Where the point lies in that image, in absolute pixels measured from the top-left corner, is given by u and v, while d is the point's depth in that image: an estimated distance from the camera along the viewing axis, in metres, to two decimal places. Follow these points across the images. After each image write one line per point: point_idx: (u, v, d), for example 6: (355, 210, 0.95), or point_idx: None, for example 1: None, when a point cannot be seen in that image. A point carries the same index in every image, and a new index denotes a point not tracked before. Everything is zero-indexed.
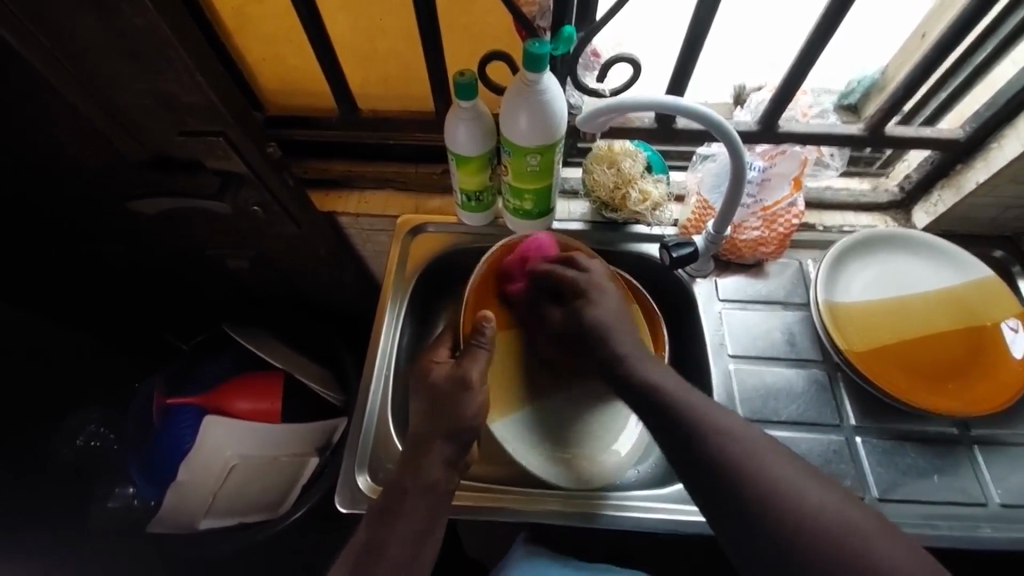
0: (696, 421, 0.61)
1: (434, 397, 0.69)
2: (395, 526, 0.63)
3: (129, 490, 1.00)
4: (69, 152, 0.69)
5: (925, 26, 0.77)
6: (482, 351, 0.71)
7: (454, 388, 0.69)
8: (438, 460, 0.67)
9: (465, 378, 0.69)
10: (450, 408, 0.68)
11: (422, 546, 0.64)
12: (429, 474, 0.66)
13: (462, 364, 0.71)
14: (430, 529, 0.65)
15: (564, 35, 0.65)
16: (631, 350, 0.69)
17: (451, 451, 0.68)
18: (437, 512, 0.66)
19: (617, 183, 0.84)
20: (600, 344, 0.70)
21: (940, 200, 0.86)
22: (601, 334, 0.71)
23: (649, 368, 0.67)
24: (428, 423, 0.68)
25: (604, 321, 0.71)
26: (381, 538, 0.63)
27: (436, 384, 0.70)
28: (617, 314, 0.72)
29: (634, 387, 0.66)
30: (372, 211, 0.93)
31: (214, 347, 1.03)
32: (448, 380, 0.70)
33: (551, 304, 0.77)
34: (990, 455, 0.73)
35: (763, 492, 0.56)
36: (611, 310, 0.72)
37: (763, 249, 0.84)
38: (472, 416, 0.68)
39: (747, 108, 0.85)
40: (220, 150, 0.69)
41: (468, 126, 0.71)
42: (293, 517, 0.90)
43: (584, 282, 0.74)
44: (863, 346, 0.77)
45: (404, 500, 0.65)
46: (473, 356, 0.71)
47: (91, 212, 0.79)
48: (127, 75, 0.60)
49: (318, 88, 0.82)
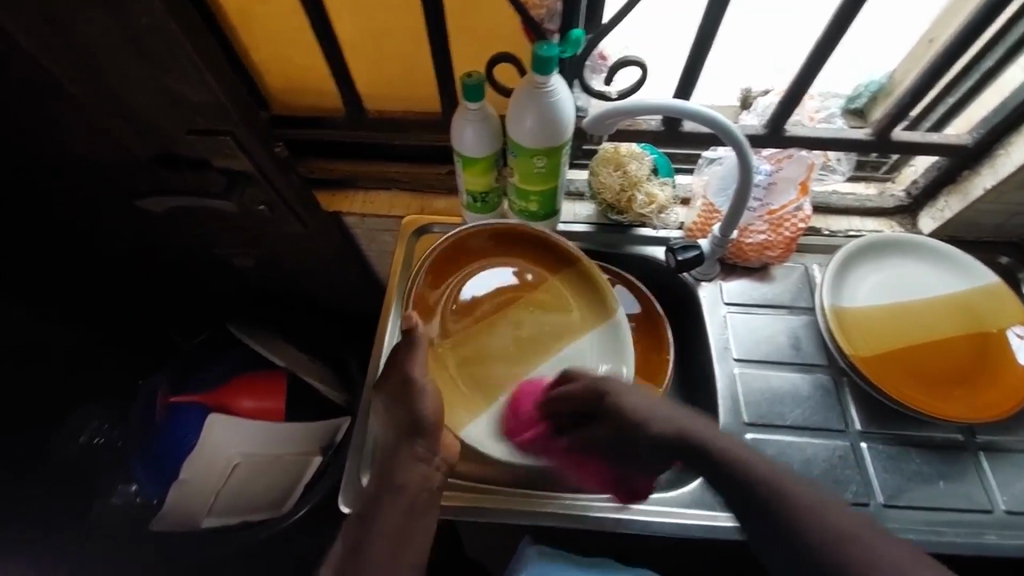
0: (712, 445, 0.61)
1: (392, 399, 0.68)
2: (372, 528, 0.63)
3: (132, 488, 0.98)
4: (78, 148, 0.69)
5: (932, 32, 0.78)
6: (420, 346, 0.69)
7: (403, 388, 0.67)
8: (412, 463, 0.66)
9: (409, 378, 0.67)
10: (405, 412, 0.66)
11: (405, 544, 0.63)
12: (400, 476, 0.65)
13: (402, 364, 0.68)
14: (410, 530, 0.64)
15: (574, 37, 0.65)
16: (659, 416, 0.64)
17: (420, 448, 0.66)
18: (416, 508, 0.65)
19: (623, 185, 0.83)
20: (647, 437, 0.64)
21: (947, 205, 0.86)
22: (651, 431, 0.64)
23: (692, 424, 0.63)
24: (397, 423, 0.67)
25: (642, 412, 0.65)
26: (359, 540, 0.63)
27: (390, 384, 0.69)
28: (653, 402, 0.65)
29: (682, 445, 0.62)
30: (377, 212, 0.93)
31: (217, 345, 1.03)
32: (396, 381, 0.68)
33: (582, 418, 0.70)
34: (995, 462, 0.72)
35: (834, 536, 0.52)
36: (641, 394, 0.67)
37: (769, 253, 0.83)
38: (432, 412, 0.67)
39: (754, 111, 0.84)
40: (228, 149, 0.70)
41: (475, 127, 0.72)
42: (296, 515, 0.94)
43: (598, 381, 0.69)
44: (868, 352, 0.76)
45: (379, 503, 0.64)
46: (411, 350, 0.68)
47: (98, 209, 0.80)
48: (137, 74, 0.60)
49: (325, 88, 0.82)
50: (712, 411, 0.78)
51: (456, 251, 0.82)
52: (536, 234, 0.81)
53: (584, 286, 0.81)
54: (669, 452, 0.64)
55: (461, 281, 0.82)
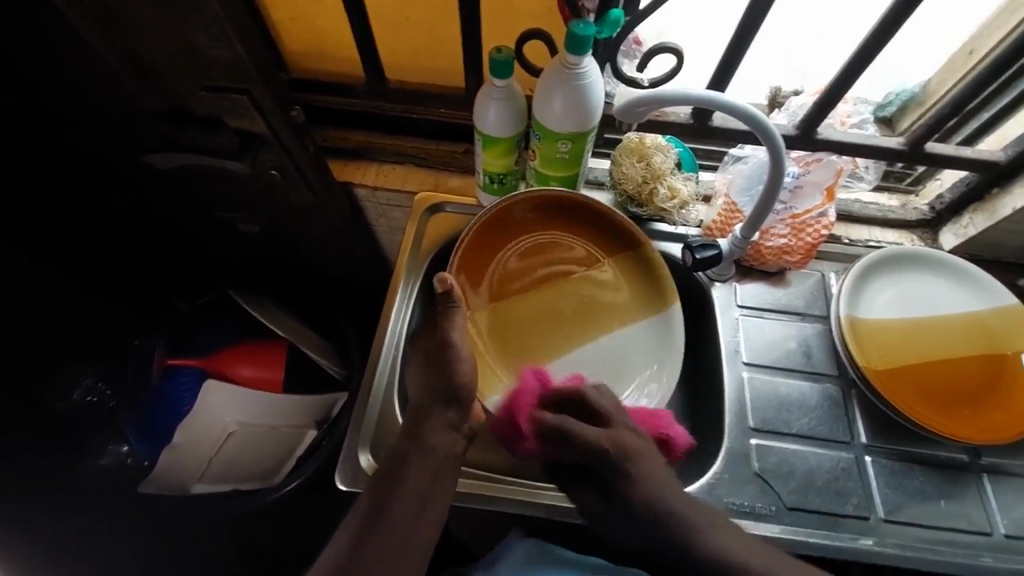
0: (672, 510, 0.63)
1: (428, 359, 0.69)
2: (398, 488, 0.63)
3: (123, 449, 1.01)
4: (83, 94, 0.66)
5: (973, 43, 0.75)
6: (460, 312, 0.67)
7: (441, 350, 0.67)
8: (441, 427, 0.66)
9: (448, 340, 0.66)
10: (443, 371, 0.66)
11: (427, 510, 0.63)
12: (430, 438, 0.65)
13: (442, 327, 0.67)
14: (433, 491, 0.64)
15: (611, 18, 0.62)
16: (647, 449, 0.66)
17: (452, 416, 0.67)
18: (440, 473, 0.65)
19: (646, 177, 0.81)
20: (649, 523, 0.63)
21: (971, 223, 0.84)
22: (653, 514, 0.63)
23: (705, 523, 0.62)
24: (429, 386, 0.68)
25: (644, 495, 0.63)
26: (383, 500, 0.63)
27: (426, 346, 0.69)
28: (650, 480, 0.64)
29: (663, 527, 0.62)
30: (390, 186, 0.91)
31: (217, 311, 1.02)
32: (433, 344, 0.68)
33: (573, 477, 0.67)
34: (998, 485, 0.72)
35: None
36: (652, 475, 0.64)
37: (788, 258, 0.81)
38: (467, 376, 0.67)
39: (785, 111, 0.80)
40: (244, 109, 0.67)
41: (500, 106, 0.69)
42: (284, 490, 0.89)
43: (604, 440, 0.63)
44: (881, 365, 0.75)
45: (406, 465, 0.64)
46: (451, 316, 0.67)
47: (103, 161, 0.77)
48: (152, 24, 0.57)
49: (346, 53, 0.79)
50: (718, 413, 0.77)
51: (517, 215, 0.79)
52: (626, 225, 0.80)
53: (636, 275, 0.81)
54: (672, 548, 0.62)
55: (521, 244, 0.80)
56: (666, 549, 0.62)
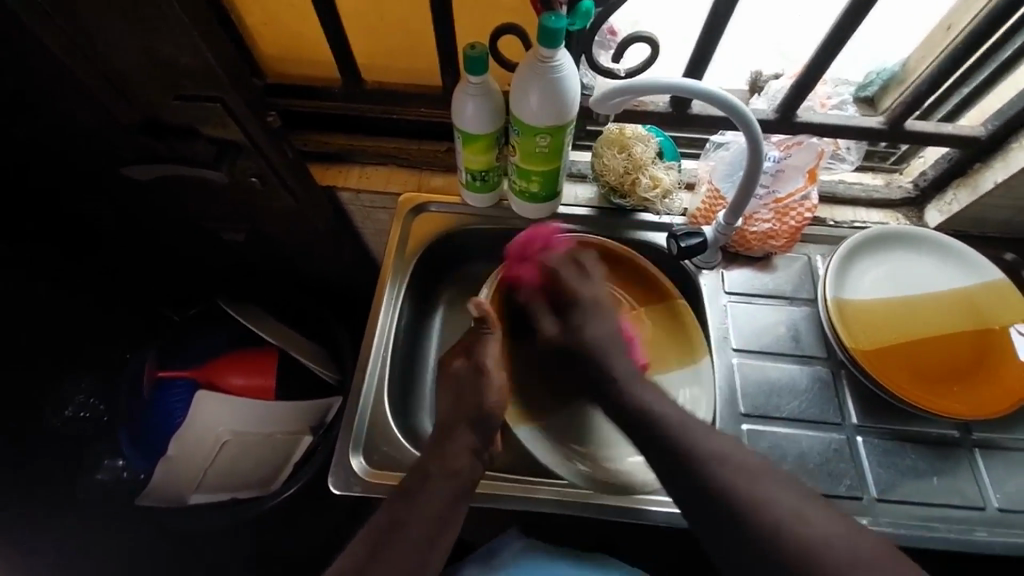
0: (612, 365, 0.69)
1: (457, 385, 0.71)
2: (415, 507, 0.62)
3: (119, 463, 0.97)
4: (56, 109, 0.66)
5: (951, 18, 0.74)
6: (491, 337, 0.72)
7: (473, 374, 0.70)
8: (462, 447, 0.67)
9: (481, 366, 0.70)
10: (473, 394, 0.69)
11: (444, 532, 0.63)
12: (451, 461, 0.65)
13: (476, 354, 0.72)
14: (451, 516, 0.64)
15: (582, 9, 0.61)
16: (608, 308, 0.74)
17: (475, 439, 0.68)
18: (460, 495, 0.65)
19: (628, 168, 0.81)
20: (594, 363, 0.70)
21: (955, 199, 0.84)
22: (601, 350, 0.70)
23: (634, 381, 0.67)
24: (456, 410, 0.69)
25: (596, 338, 0.71)
26: (401, 517, 0.62)
27: (456, 373, 0.72)
28: (609, 332, 0.72)
29: (603, 372, 0.69)
30: (373, 188, 0.90)
31: (207, 321, 1.02)
32: (466, 370, 0.71)
33: (547, 313, 0.75)
34: (990, 459, 0.72)
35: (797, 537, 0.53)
36: (607, 328, 0.72)
37: (773, 243, 0.82)
38: (494, 401, 0.69)
39: (765, 95, 0.81)
40: (218, 117, 0.67)
41: (477, 102, 0.69)
42: (282, 497, 0.89)
43: (595, 297, 0.74)
44: (869, 346, 0.75)
45: (427, 482, 0.64)
46: (483, 343, 0.72)
47: (82, 176, 0.77)
48: (119, 35, 0.57)
49: (320, 56, 0.79)
50: (709, 401, 0.77)
51: None
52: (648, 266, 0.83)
53: (669, 323, 0.82)
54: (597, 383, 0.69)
55: None
56: (610, 402, 0.68)
